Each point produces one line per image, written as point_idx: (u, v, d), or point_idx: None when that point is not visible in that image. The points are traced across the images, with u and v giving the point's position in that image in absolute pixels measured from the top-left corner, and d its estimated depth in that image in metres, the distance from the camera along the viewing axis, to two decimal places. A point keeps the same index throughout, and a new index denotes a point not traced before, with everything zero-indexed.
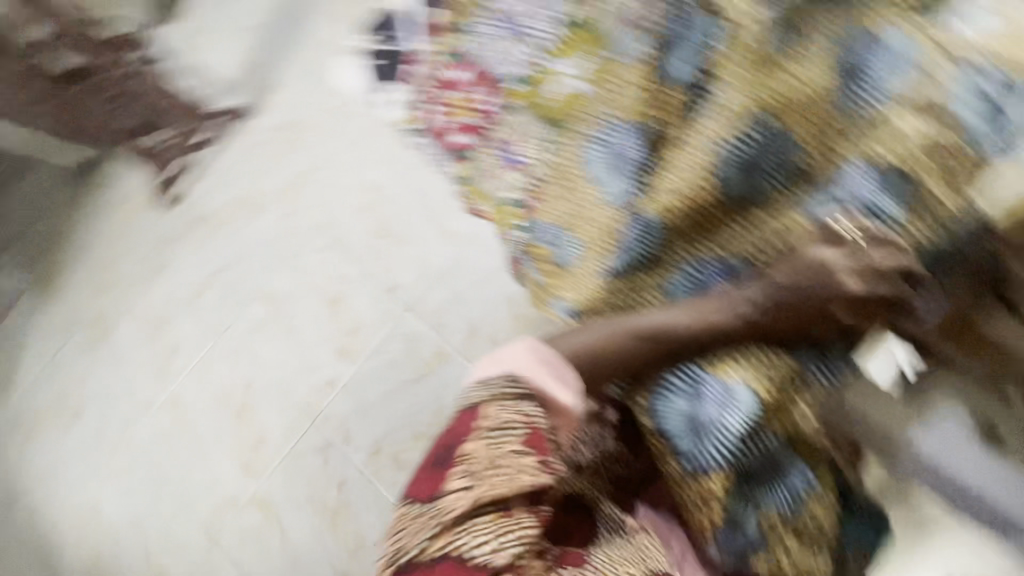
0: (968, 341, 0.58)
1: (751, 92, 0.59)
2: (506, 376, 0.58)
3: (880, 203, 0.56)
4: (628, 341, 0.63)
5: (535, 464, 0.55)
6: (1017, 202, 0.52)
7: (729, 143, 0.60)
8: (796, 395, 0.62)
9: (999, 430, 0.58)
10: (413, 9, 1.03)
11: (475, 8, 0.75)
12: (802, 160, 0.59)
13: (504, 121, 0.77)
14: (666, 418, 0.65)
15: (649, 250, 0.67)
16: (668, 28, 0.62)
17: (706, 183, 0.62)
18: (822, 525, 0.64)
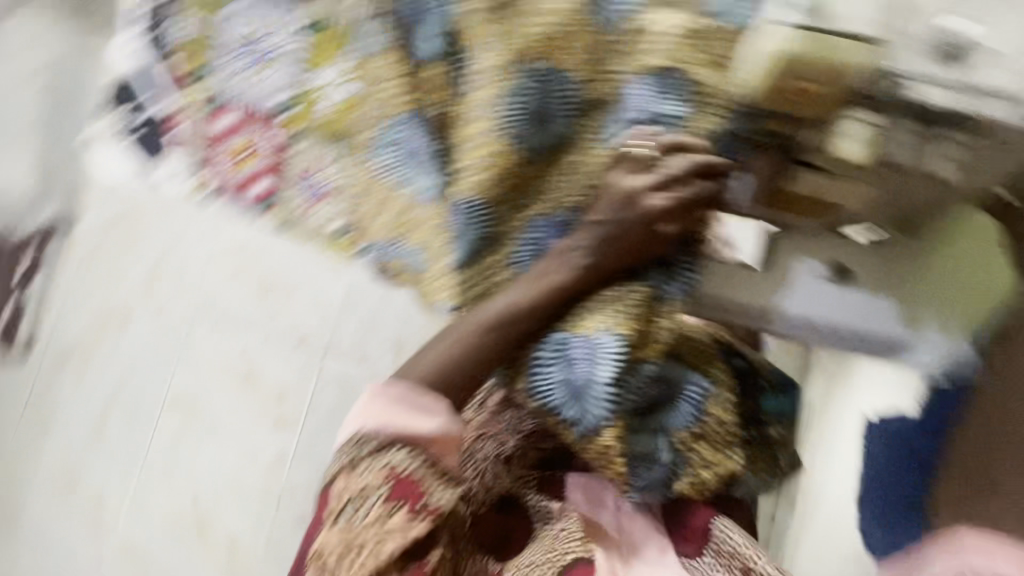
0: (799, 206, 0.49)
1: (507, 47, 0.55)
2: (355, 438, 0.55)
3: (663, 107, 0.52)
4: (467, 340, 0.56)
5: (408, 518, 0.52)
6: (776, 49, 0.41)
7: (506, 100, 0.55)
8: (658, 318, 0.56)
9: (849, 265, 0.50)
10: (138, 54, 0.83)
11: (211, 49, 0.76)
12: (581, 92, 0.55)
13: (299, 150, 0.72)
14: (543, 393, 0.56)
15: (482, 230, 0.58)
16: (406, 13, 0.60)
17: (505, 146, 0.56)
18: (729, 425, 0.61)
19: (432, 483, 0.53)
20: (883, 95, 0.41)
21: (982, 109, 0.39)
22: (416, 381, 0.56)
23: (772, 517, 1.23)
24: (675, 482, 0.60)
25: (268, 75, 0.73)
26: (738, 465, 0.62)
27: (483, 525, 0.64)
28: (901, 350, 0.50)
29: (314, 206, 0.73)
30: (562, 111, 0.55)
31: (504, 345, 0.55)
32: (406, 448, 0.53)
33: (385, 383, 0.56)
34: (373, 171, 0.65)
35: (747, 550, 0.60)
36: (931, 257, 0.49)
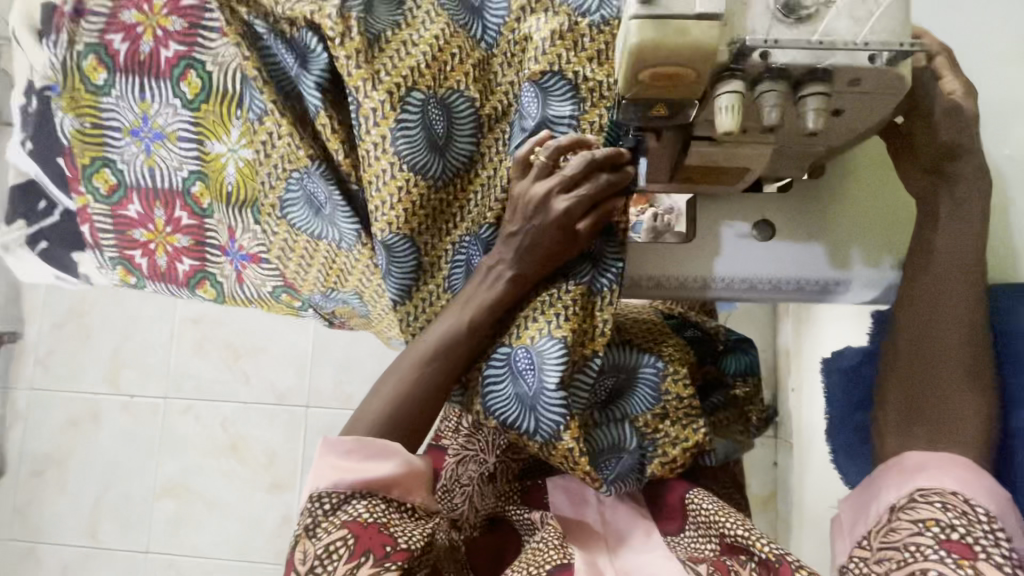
0: (707, 177, 0.57)
1: (390, 82, 0.56)
2: (311, 500, 0.51)
3: (553, 109, 0.56)
4: (412, 374, 0.54)
5: (376, 571, 0.47)
6: (636, 42, 0.41)
7: (397, 134, 0.55)
8: (596, 313, 0.56)
9: (771, 220, 0.62)
10: (23, 159, 0.75)
11: (101, 130, 0.72)
12: (474, 108, 0.58)
13: (213, 224, 0.74)
14: (498, 409, 0.55)
15: (408, 267, 0.58)
16: (290, 67, 0.60)
17: (409, 178, 0.56)
18: (690, 398, 0.60)
19: (400, 526, 0.50)
20: (748, 67, 0.43)
21: (834, 61, 0.42)
22: (368, 425, 0.54)
23: (773, 461, 1.32)
24: (648, 466, 0.59)
25: (162, 157, 0.72)
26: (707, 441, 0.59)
27: (478, 547, 0.66)
28: (835, 286, 0.61)
29: (243, 276, 0.76)
30: (464, 133, 0.58)
31: (449, 372, 0.55)
32: (368, 496, 0.50)
33: (335, 436, 0.52)
34: (289, 227, 0.65)
35: (717, 514, 0.55)
36: (826, 199, 0.62)
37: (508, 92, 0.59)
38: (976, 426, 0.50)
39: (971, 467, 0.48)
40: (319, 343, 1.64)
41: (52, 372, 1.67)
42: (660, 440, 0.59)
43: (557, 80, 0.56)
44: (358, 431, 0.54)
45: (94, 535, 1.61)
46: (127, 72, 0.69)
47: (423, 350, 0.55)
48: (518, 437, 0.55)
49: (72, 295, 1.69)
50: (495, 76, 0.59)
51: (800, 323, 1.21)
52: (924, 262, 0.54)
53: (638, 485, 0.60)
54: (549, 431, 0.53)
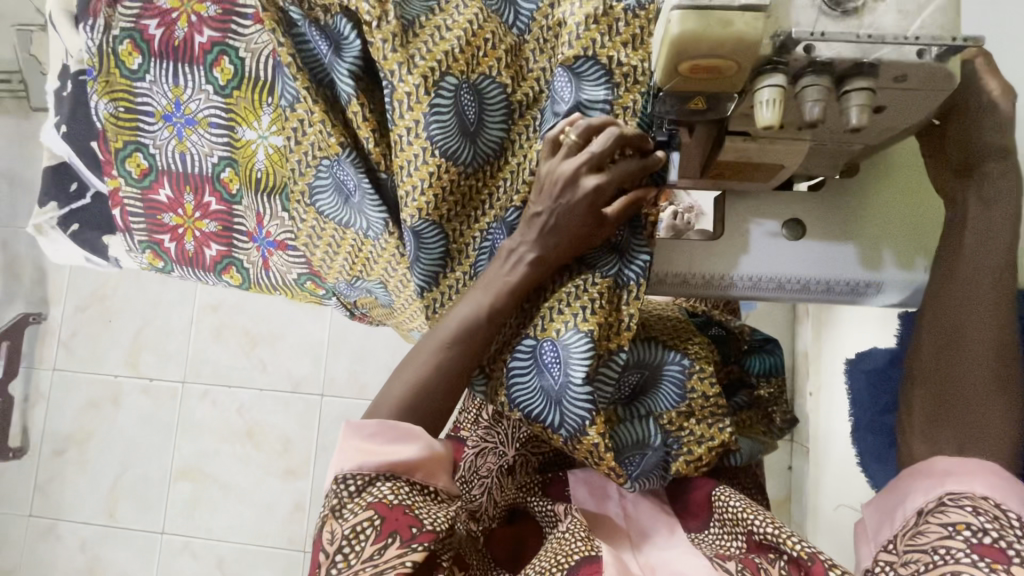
0: (738, 172, 0.56)
1: (424, 69, 0.56)
2: (336, 481, 0.51)
3: (585, 94, 0.55)
4: (432, 362, 0.54)
5: (403, 551, 0.47)
6: (683, 32, 0.40)
7: (430, 117, 0.55)
8: (621, 307, 0.56)
9: (802, 217, 0.61)
10: (54, 143, 0.78)
11: (135, 113, 0.73)
12: (506, 94, 0.58)
13: (240, 210, 0.75)
14: (523, 402, 0.55)
15: (436, 252, 0.58)
16: (322, 51, 0.60)
17: (439, 162, 0.56)
18: (716, 396, 0.59)
19: (425, 508, 0.50)
20: (791, 60, 0.42)
21: (880, 56, 0.41)
22: (390, 407, 0.54)
23: (788, 465, 1.31)
24: (673, 463, 0.59)
25: (193, 142, 0.73)
26: (732, 439, 0.59)
27: (497, 537, 0.64)
28: (865, 288, 0.60)
29: (268, 262, 0.77)
30: (495, 121, 0.58)
31: (471, 360, 0.54)
32: (393, 477, 0.51)
33: (359, 419, 0.52)
34: (317, 214, 0.66)
35: (744, 513, 0.54)
36: (862, 197, 0.60)
37: (540, 78, 0.59)
38: (1006, 434, 0.48)
39: (1000, 475, 0.47)
40: (335, 333, 1.65)
41: (75, 354, 1.70)
42: (685, 436, 0.59)
43: (590, 66, 0.56)
44: (380, 415, 0.54)
45: (112, 515, 1.64)
46: (161, 57, 0.70)
47: (445, 337, 0.54)
48: (542, 429, 0.55)
49: (97, 279, 1.72)
50: (526, 63, 0.59)
51: (820, 326, 1.19)
52: (953, 265, 0.53)
53: (661, 483, 0.59)
54: (573, 425, 0.53)
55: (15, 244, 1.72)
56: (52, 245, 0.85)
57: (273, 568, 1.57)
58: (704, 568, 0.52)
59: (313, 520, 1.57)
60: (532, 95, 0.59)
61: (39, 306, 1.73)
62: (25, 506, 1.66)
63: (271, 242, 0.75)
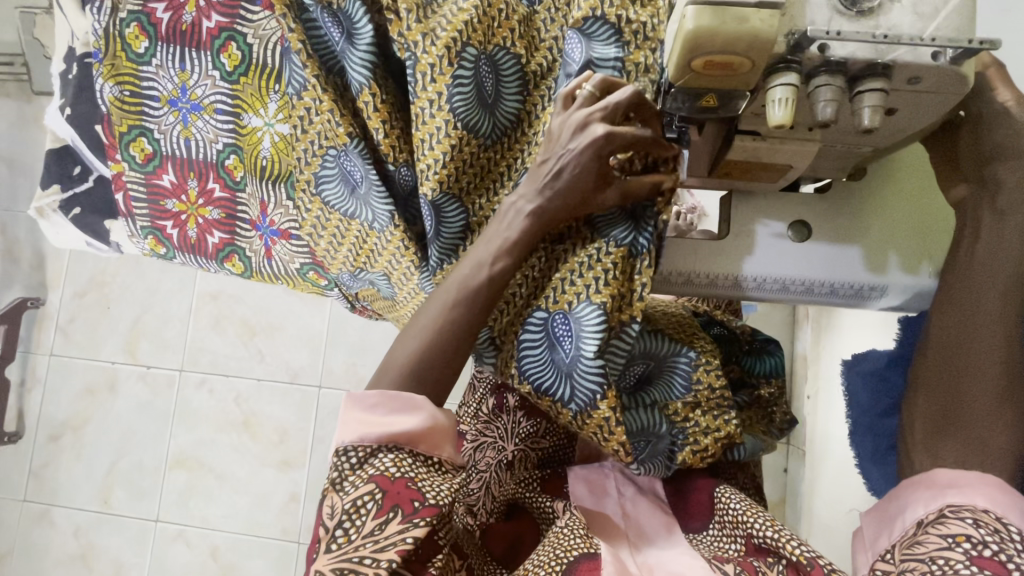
0: (745, 173, 0.55)
1: (447, 42, 0.55)
2: (337, 454, 0.48)
3: (600, 53, 0.55)
4: (432, 326, 0.52)
5: (405, 527, 0.45)
6: (698, 29, 0.40)
7: (451, 89, 0.55)
8: (632, 282, 0.54)
9: (807, 220, 0.61)
10: (59, 127, 0.77)
11: (139, 97, 0.72)
12: (521, 64, 0.58)
13: (244, 198, 0.74)
14: (532, 374, 0.54)
15: (449, 224, 0.58)
16: (337, 32, 0.60)
17: (459, 134, 0.55)
18: (722, 388, 0.60)
19: (428, 480, 0.48)
20: (805, 59, 0.42)
21: (894, 57, 0.41)
22: (396, 376, 0.52)
23: (784, 467, 1.31)
24: (679, 453, 0.60)
25: (198, 128, 0.72)
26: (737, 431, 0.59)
27: (494, 533, 0.64)
28: (869, 292, 0.60)
29: (271, 251, 0.77)
30: (511, 91, 0.58)
31: (473, 322, 0.53)
32: (395, 449, 0.48)
33: (360, 390, 0.50)
34: (323, 204, 0.66)
35: (745, 515, 0.54)
36: (869, 199, 0.60)
37: (552, 48, 0.59)
38: (1009, 448, 0.48)
39: (1004, 490, 0.46)
40: (334, 324, 1.65)
41: (73, 340, 1.70)
42: (690, 426, 0.59)
43: (599, 26, 0.55)
44: (385, 383, 0.52)
45: (107, 501, 1.63)
46: (167, 41, 0.70)
47: (446, 300, 0.53)
48: (552, 403, 0.54)
49: (96, 265, 1.72)
50: (538, 33, 0.60)
51: (820, 329, 1.19)
52: (963, 280, 0.53)
53: (666, 472, 0.61)
54: (583, 399, 0.52)
55: (14, 228, 1.71)
56: (54, 228, 0.85)
57: (267, 558, 1.56)
58: (702, 570, 0.51)
59: (309, 511, 1.57)
60: (543, 70, 0.59)
61: (38, 291, 1.73)
62: (19, 491, 1.66)
63: (273, 232, 0.75)
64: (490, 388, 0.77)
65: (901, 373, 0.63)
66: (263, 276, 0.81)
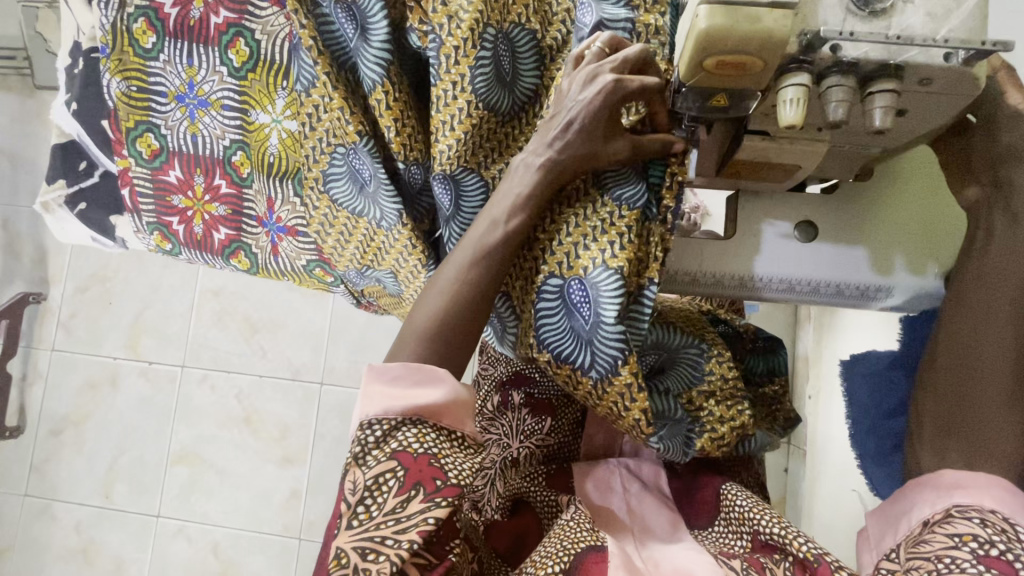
0: (751, 173, 0.55)
1: (470, 27, 0.56)
2: (361, 428, 0.48)
3: (608, 12, 0.55)
4: (449, 284, 0.52)
5: (426, 506, 0.44)
6: (710, 30, 0.40)
7: (475, 72, 0.56)
8: (648, 245, 0.55)
9: (813, 220, 0.61)
10: (65, 123, 0.77)
11: (145, 93, 0.72)
12: (538, 40, 0.59)
13: (251, 195, 0.74)
14: (552, 342, 0.55)
15: (467, 204, 0.59)
16: (352, 27, 0.60)
17: (479, 113, 0.56)
18: (734, 378, 0.61)
19: (451, 457, 0.47)
20: (817, 59, 0.42)
21: (906, 57, 0.41)
22: (410, 356, 0.51)
23: (784, 467, 1.31)
24: (696, 439, 0.58)
25: (205, 124, 0.72)
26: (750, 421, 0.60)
27: (497, 530, 0.64)
28: (874, 292, 0.60)
29: (278, 248, 0.77)
30: (528, 69, 0.59)
31: (487, 282, 0.53)
32: (418, 423, 0.48)
33: (381, 362, 0.50)
34: (331, 201, 0.66)
35: (752, 512, 0.55)
36: (875, 200, 0.60)
37: (564, 20, 0.60)
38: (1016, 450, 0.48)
39: (1008, 490, 0.46)
40: (337, 320, 1.65)
41: (75, 335, 1.70)
42: (700, 411, 0.60)
43: None
44: (402, 357, 0.51)
45: (108, 496, 1.64)
46: (175, 37, 0.70)
47: (464, 260, 0.53)
48: (571, 369, 0.54)
49: (98, 260, 1.72)
50: (551, 8, 0.60)
51: (822, 329, 1.19)
52: (977, 284, 0.52)
53: (683, 457, 0.57)
54: (602, 364, 0.52)
55: (15, 222, 1.71)
56: (59, 223, 0.85)
57: (267, 554, 1.57)
58: (707, 563, 0.52)
59: (309, 508, 1.57)
60: (558, 43, 0.59)
61: (40, 286, 1.73)
62: (21, 485, 1.66)
63: (278, 229, 0.75)
64: (495, 385, 0.79)
65: (903, 372, 0.63)
66: (269, 273, 0.81)
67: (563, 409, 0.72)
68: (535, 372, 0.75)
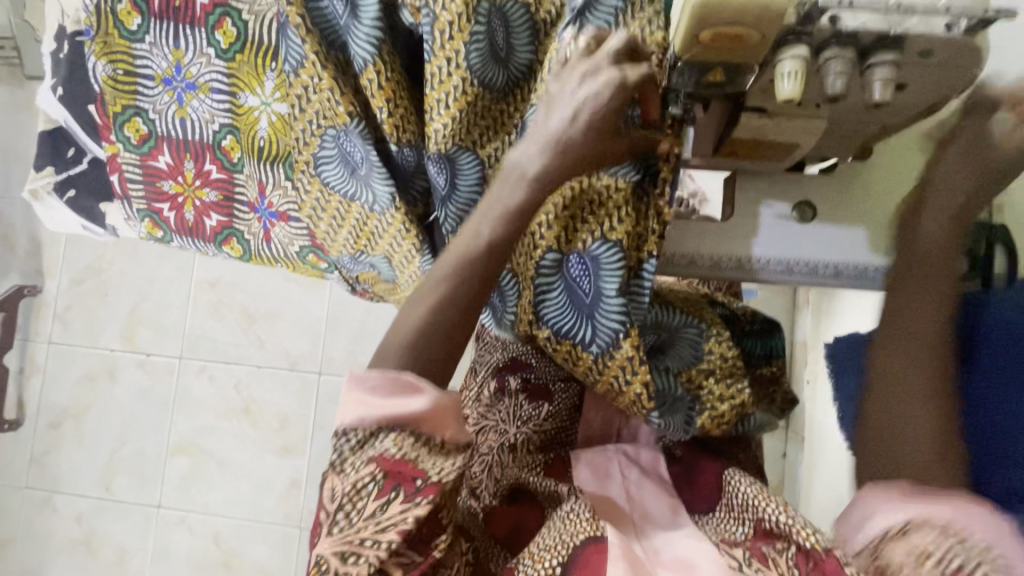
0: (748, 151, 0.55)
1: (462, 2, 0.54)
2: (338, 437, 0.49)
3: None
4: (435, 295, 0.51)
5: (406, 507, 0.44)
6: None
7: (469, 49, 0.55)
8: (648, 219, 0.54)
9: (812, 201, 0.60)
10: (50, 108, 0.76)
11: (132, 77, 0.71)
12: (531, 17, 0.58)
13: (242, 179, 0.73)
14: (553, 319, 0.56)
15: (459, 182, 0.59)
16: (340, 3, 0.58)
17: (473, 91, 0.56)
18: (734, 357, 0.61)
19: (430, 459, 0.47)
20: (816, 31, 0.41)
21: (906, 28, 0.39)
22: (401, 347, 0.51)
23: (782, 452, 1.32)
24: (697, 417, 0.58)
25: (193, 108, 0.71)
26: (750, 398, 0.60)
27: (497, 516, 0.63)
28: (874, 273, 0.59)
29: (270, 234, 0.76)
30: (522, 45, 0.58)
31: (469, 294, 0.52)
32: (397, 429, 0.48)
33: (361, 370, 0.50)
34: (322, 185, 0.65)
35: (759, 499, 0.55)
36: (873, 179, 0.60)
37: None
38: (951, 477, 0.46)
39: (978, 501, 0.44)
40: (334, 310, 1.64)
41: (71, 327, 1.69)
42: (699, 390, 0.60)
43: None
44: (386, 363, 0.50)
45: (109, 487, 1.64)
46: (161, 18, 0.68)
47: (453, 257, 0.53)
48: (572, 345, 0.55)
49: (93, 252, 1.70)
50: None
51: (820, 314, 1.19)
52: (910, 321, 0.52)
53: (684, 434, 0.58)
54: (602, 337, 0.53)
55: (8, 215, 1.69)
56: (48, 211, 0.84)
57: (269, 543, 1.57)
58: (709, 553, 0.52)
59: (309, 497, 1.58)
60: (552, 17, 0.58)
61: (36, 279, 1.72)
62: (21, 477, 1.66)
63: (269, 215, 0.74)
64: (493, 370, 0.76)
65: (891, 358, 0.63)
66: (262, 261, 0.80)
67: (559, 395, 0.72)
68: (531, 357, 0.73)
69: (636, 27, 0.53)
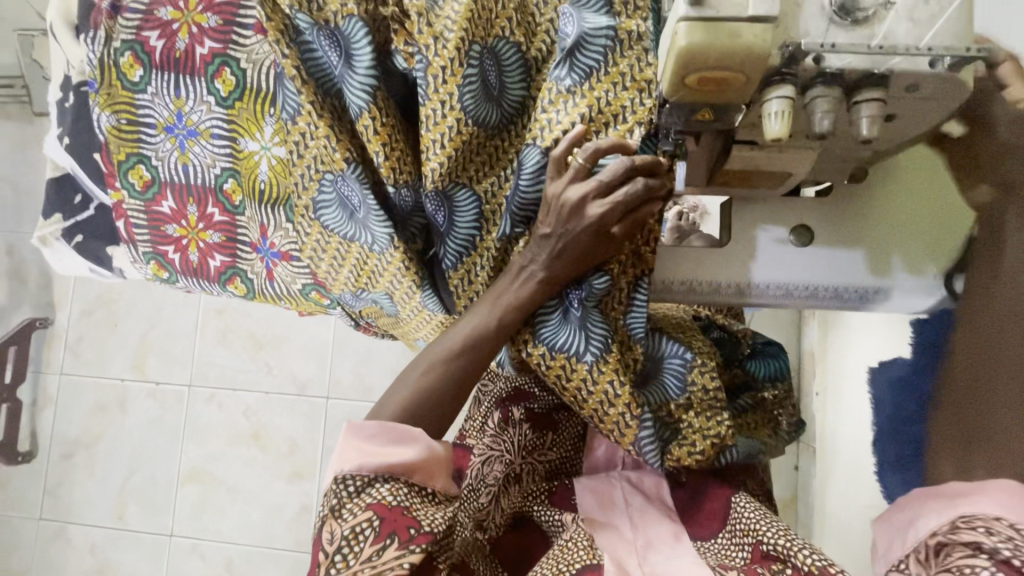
0: (742, 180, 0.55)
1: (454, 46, 0.55)
2: (336, 481, 0.54)
3: (590, 25, 0.55)
4: (445, 364, 0.58)
5: (402, 552, 0.51)
6: (690, 43, 0.40)
7: (462, 91, 0.56)
8: (643, 265, 0.58)
9: (811, 225, 0.60)
10: (58, 157, 0.78)
11: (136, 125, 0.73)
12: (522, 59, 0.59)
13: (244, 222, 0.75)
14: (548, 340, 0.57)
15: (456, 220, 0.60)
16: (331, 55, 0.60)
17: (467, 131, 0.57)
18: (715, 389, 0.60)
19: (422, 509, 0.54)
20: (801, 70, 0.41)
21: (890, 67, 0.40)
22: (409, 391, 0.58)
23: (794, 465, 1.30)
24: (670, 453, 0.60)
25: (195, 154, 0.72)
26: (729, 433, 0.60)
27: (504, 544, 0.67)
28: (873, 295, 0.59)
29: (273, 273, 0.77)
30: (515, 83, 0.59)
31: (466, 378, 0.58)
32: (392, 479, 0.54)
33: (361, 420, 0.56)
34: (321, 228, 0.66)
35: (757, 523, 0.57)
36: (872, 204, 0.59)
37: (549, 31, 0.60)
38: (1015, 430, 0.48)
39: (981, 486, 0.47)
40: (340, 334, 1.65)
41: (82, 359, 1.71)
42: (681, 427, 0.60)
43: None
44: (391, 407, 0.58)
45: (122, 517, 1.65)
46: (163, 69, 0.70)
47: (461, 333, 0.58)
48: (566, 366, 0.57)
49: (102, 284, 1.73)
50: (535, 18, 0.60)
51: (826, 325, 1.18)
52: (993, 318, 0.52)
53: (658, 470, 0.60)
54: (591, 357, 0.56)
55: None
56: (56, 255, 0.85)
57: (281, 569, 1.57)
58: None
59: None
60: (543, 55, 0.59)
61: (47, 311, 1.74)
62: (36, 509, 1.68)
63: (272, 255, 0.75)
64: (496, 401, 0.76)
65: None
66: (264, 298, 0.82)
67: (563, 424, 0.72)
68: (534, 387, 0.72)
69: (625, 65, 0.54)
